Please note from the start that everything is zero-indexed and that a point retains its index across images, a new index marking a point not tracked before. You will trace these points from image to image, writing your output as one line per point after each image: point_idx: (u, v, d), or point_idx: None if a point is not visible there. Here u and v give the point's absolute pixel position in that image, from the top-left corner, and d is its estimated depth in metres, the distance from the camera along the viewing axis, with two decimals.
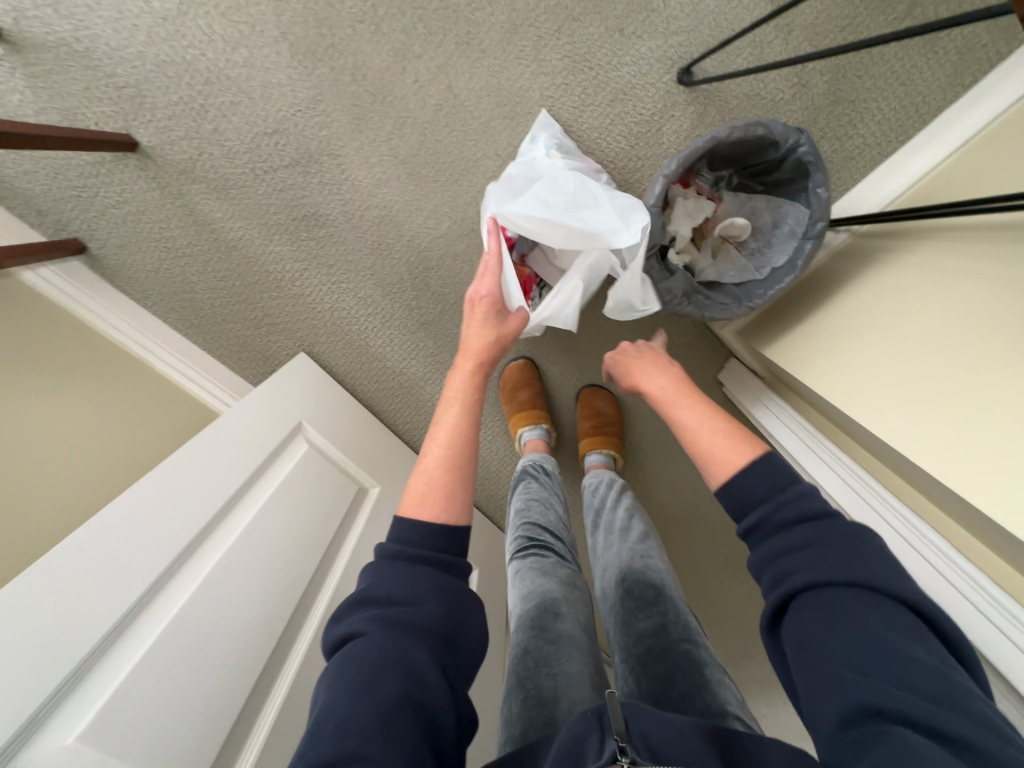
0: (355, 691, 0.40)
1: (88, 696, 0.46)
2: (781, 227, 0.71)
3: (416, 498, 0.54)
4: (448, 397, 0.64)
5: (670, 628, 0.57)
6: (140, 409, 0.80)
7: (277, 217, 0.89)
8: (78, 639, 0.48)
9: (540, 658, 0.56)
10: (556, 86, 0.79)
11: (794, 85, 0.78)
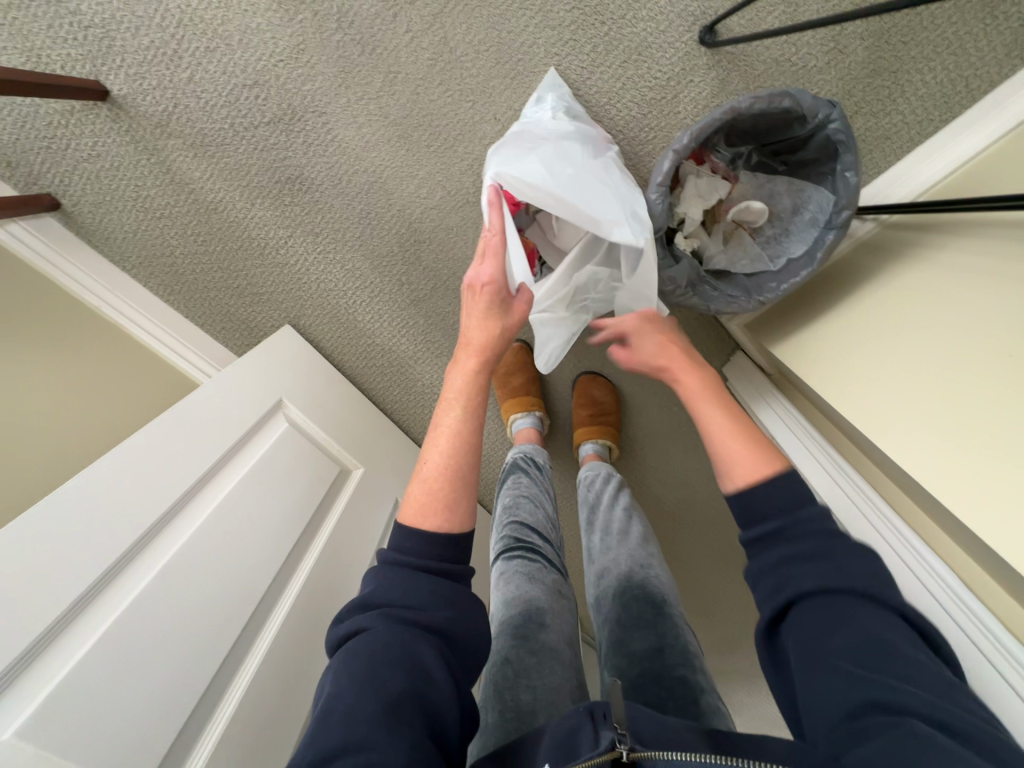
0: (359, 685, 0.44)
1: (45, 670, 0.44)
2: (803, 214, 0.64)
3: (417, 509, 0.56)
4: (448, 399, 0.63)
5: (666, 652, 0.57)
6: (115, 378, 0.77)
7: (260, 180, 0.83)
8: (35, 612, 0.45)
9: (520, 668, 0.57)
10: (563, 42, 0.71)
11: (830, 51, 0.70)
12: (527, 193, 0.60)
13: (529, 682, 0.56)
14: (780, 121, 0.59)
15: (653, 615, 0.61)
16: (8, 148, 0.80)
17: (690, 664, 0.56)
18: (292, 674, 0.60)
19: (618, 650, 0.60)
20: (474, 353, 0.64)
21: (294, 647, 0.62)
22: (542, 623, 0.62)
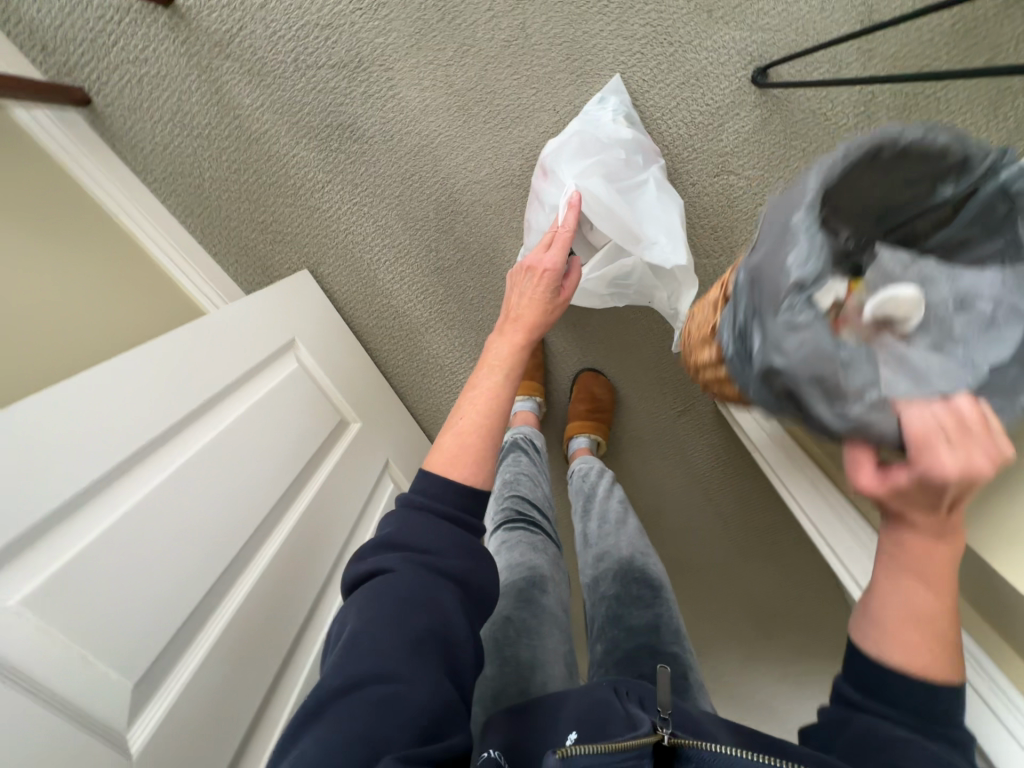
0: (386, 622, 0.47)
1: (63, 540, 0.42)
2: (973, 308, 0.38)
3: (449, 457, 0.58)
4: (491, 364, 0.65)
5: (661, 629, 0.63)
6: (122, 288, 0.74)
7: (310, 121, 0.83)
8: (63, 477, 0.44)
9: (521, 628, 0.63)
10: (632, 54, 0.76)
11: (860, 113, 0.78)
12: (597, 206, 0.69)
13: (532, 641, 0.61)
14: (917, 178, 0.40)
15: (650, 596, 0.66)
16: (48, 31, 0.77)
17: (680, 641, 0.62)
18: (291, 606, 0.60)
19: (614, 626, 0.64)
20: (524, 326, 0.67)
21: (293, 581, 0.62)
22: (542, 588, 0.67)
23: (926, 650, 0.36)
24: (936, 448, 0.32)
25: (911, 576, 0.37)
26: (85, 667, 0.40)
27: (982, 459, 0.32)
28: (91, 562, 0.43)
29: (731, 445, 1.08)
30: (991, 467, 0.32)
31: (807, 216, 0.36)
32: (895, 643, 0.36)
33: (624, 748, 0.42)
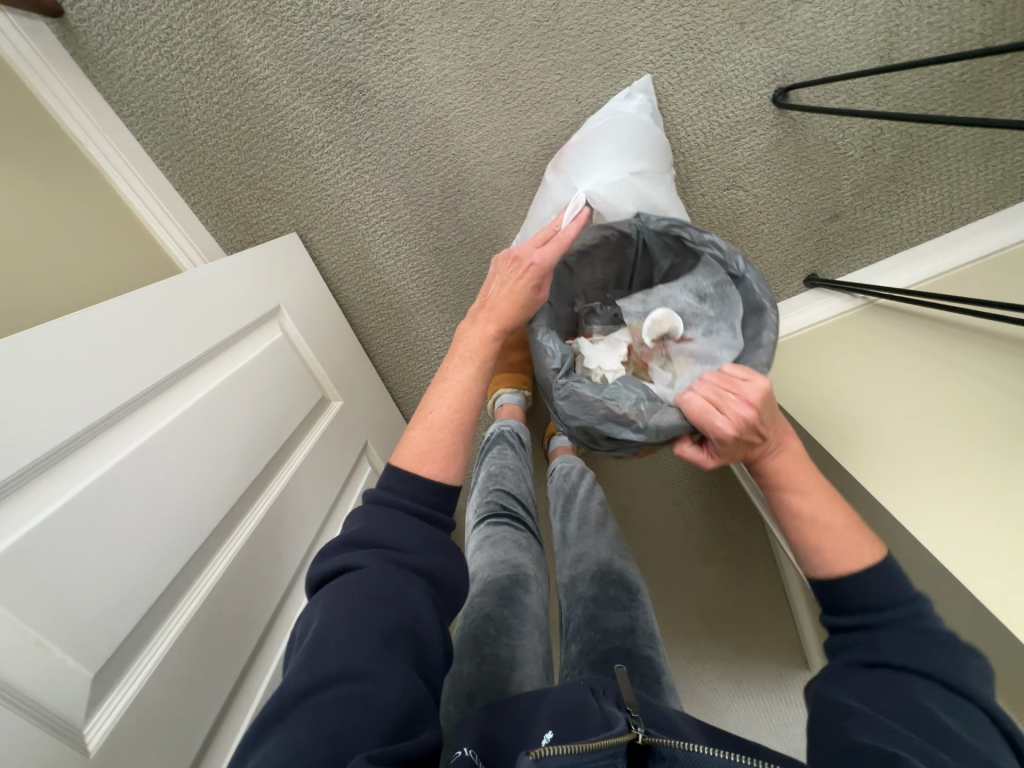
0: (355, 618, 0.45)
1: (29, 509, 0.38)
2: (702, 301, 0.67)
3: (418, 454, 0.56)
4: (464, 357, 0.63)
5: (636, 632, 0.62)
6: (88, 230, 0.67)
7: (316, 74, 0.77)
8: (28, 440, 0.39)
9: (501, 627, 0.62)
10: (661, 55, 0.75)
11: (867, 146, 0.80)
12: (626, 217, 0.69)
13: (510, 641, 0.60)
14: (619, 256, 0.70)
15: (628, 599, 0.66)
16: None
17: (654, 644, 0.62)
18: (262, 592, 0.57)
19: (590, 627, 0.64)
20: (499, 317, 0.64)
21: (266, 564, 0.58)
22: (525, 587, 0.66)
23: (830, 546, 0.42)
24: (711, 420, 0.45)
25: (779, 502, 0.44)
26: (43, 652, 0.36)
27: (745, 399, 0.45)
28: (55, 536, 0.39)
29: None
30: (753, 398, 0.44)
31: (542, 334, 0.64)
32: (812, 559, 0.43)
33: (595, 749, 0.42)
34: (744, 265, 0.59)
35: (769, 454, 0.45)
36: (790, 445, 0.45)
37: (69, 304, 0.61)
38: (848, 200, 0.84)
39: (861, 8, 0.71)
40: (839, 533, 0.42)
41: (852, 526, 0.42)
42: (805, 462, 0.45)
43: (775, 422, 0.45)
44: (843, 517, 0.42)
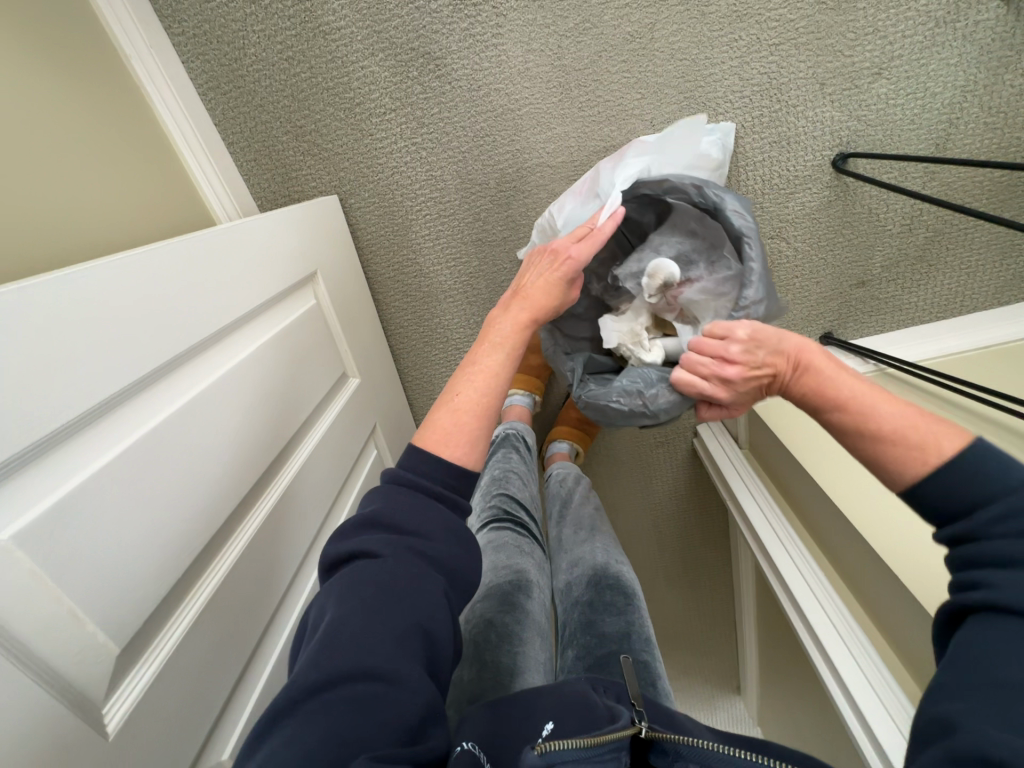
0: (369, 612, 0.42)
1: (64, 466, 0.34)
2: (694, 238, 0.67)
3: (442, 433, 0.54)
4: (496, 342, 0.61)
5: (632, 637, 0.60)
6: (121, 150, 0.61)
7: (394, 38, 0.74)
8: (74, 392, 0.36)
9: (502, 632, 0.59)
10: (741, 98, 0.76)
11: (904, 223, 0.85)
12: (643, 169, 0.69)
13: (514, 647, 0.58)
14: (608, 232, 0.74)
15: (622, 602, 0.64)
16: None
17: (650, 649, 0.60)
18: (274, 573, 0.54)
19: (586, 631, 0.62)
20: (532, 306, 0.64)
21: (277, 542, 0.55)
22: (527, 593, 0.64)
23: (897, 467, 0.42)
24: (710, 389, 0.54)
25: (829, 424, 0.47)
26: (76, 625, 0.33)
27: (728, 359, 0.52)
28: (92, 497, 0.35)
29: (693, 481, 1.14)
30: (734, 356, 0.51)
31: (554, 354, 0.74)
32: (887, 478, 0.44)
33: (602, 743, 0.43)
34: (716, 196, 0.61)
35: (789, 381, 0.50)
36: (811, 365, 0.49)
37: (95, 230, 0.55)
38: (877, 272, 0.89)
39: (930, 95, 0.75)
40: (907, 443, 0.42)
41: (912, 423, 0.42)
42: (831, 375, 0.48)
43: (778, 358, 0.50)
44: (903, 415, 0.43)
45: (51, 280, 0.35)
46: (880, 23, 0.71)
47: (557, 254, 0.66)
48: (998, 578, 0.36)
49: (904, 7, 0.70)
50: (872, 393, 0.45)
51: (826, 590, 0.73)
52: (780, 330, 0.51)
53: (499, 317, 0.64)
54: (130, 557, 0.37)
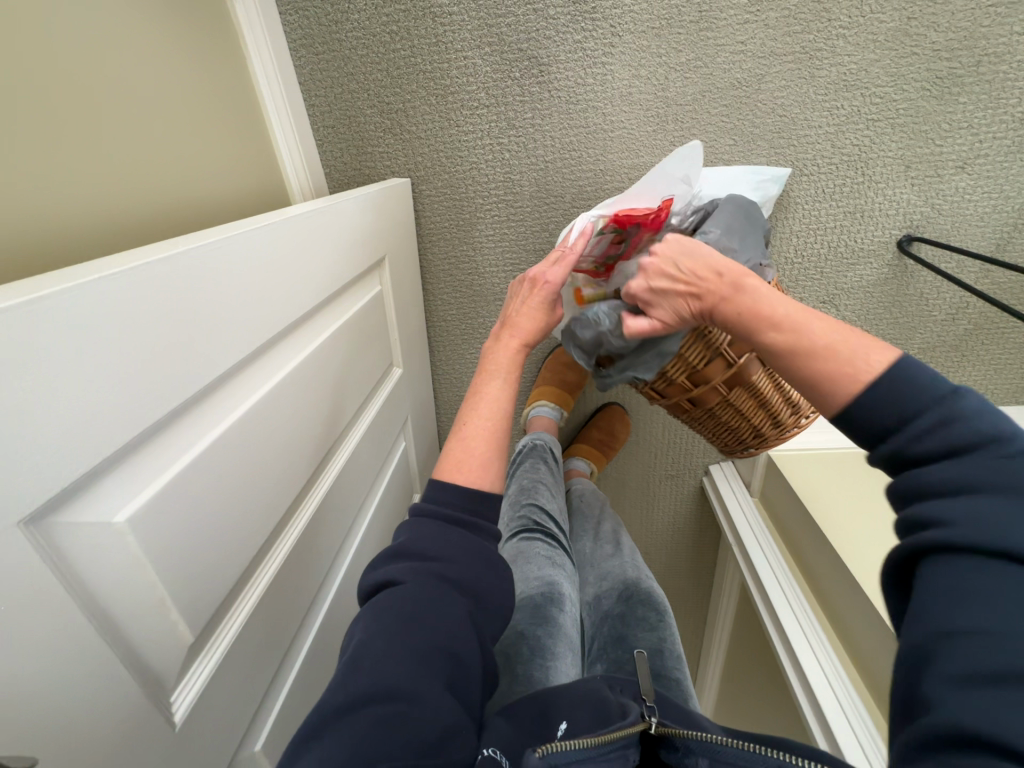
0: (392, 636, 0.43)
1: (170, 448, 0.33)
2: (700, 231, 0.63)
3: (454, 462, 0.57)
4: (491, 373, 0.64)
5: (663, 653, 0.60)
6: (209, 96, 0.58)
7: (505, 34, 0.72)
8: (186, 369, 0.34)
9: (536, 646, 0.59)
10: (827, 165, 0.77)
11: (950, 313, 0.87)
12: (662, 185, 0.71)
13: (546, 661, 0.58)
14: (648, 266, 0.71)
15: (654, 618, 0.64)
16: None
17: (681, 666, 0.60)
18: (316, 562, 0.53)
19: (617, 645, 0.62)
20: (521, 334, 0.65)
21: (324, 529, 0.54)
22: (559, 606, 0.64)
23: (827, 372, 0.41)
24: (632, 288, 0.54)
25: (758, 341, 0.46)
26: (160, 612, 0.31)
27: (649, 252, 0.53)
28: (189, 479, 0.34)
29: (695, 518, 1.16)
30: (655, 251, 0.52)
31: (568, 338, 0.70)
32: (822, 399, 0.42)
33: (608, 742, 0.42)
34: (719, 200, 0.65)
35: (718, 299, 0.49)
36: (743, 284, 0.48)
37: (178, 178, 0.53)
38: (914, 352, 0.92)
39: (1004, 197, 0.77)
40: (837, 356, 0.42)
41: (843, 339, 0.42)
42: (764, 293, 0.47)
43: (695, 264, 0.50)
44: (827, 330, 0.43)
45: (179, 252, 0.34)
46: (976, 120, 0.73)
47: (533, 282, 0.65)
48: (951, 515, 0.34)
49: (1002, 109, 0.72)
50: (789, 301, 0.46)
51: (822, 642, 0.77)
52: (713, 250, 0.50)
53: (490, 348, 0.66)
54: (210, 546, 0.36)
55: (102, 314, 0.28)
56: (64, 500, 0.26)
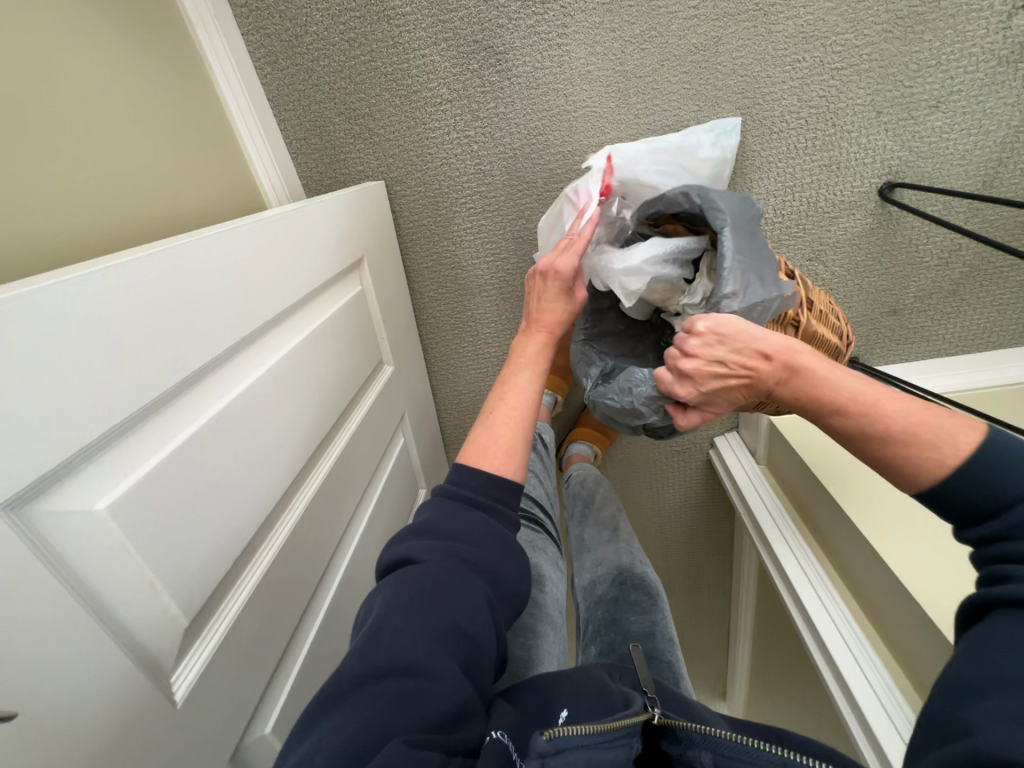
0: (412, 611, 0.42)
1: (147, 442, 0.35)
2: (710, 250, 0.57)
3: (480, 449, 0.55)
4: (519, 365, 0.62)
5: (655, 636, 0.59)
6: (176, 118, 0.61)
7: (459, 28, 0.73)
8: (162, 365, 0.37)
9: (520, 625, 0.60)
10: (796, 120, 0.76)
11: (943, 257, 0.85)
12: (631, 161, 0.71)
13: (529, 639, 0.58)
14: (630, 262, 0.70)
15: (646, 602, 0.64)
16: None
17: (674, 649, 0.59)
18: (316, 554, 0.54)
19: (610, 628, 0.62)
20: (549, 327, 0.65)
21: (321, 526, 0.55)
22: (540, 586, 0.64)
23: (911, 458, 0.44)
24: (679, 390, 0.54)
25: (827, 424, 0.48)
26: (151, 595, 0.33)
27: (686, 352, 0.52)
28: (169, 472, 0.36)
29: (705, 493, 1.15)
30: (694, 350, 0.51)
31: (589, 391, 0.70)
32: (904, 478, 0.45)
33: (612, 728, 0.39)
34: (705, 195, 0.58)
35: (774, 384, 0.50)
36: (797, 363, 0.49)
37: (151, 198, 0.55)
38: (910, 301, 0.90)
39: (984, 132, 0.75)
40: (921, 438, 0.44)
41: (919, 419, 0.44)
42: (821, 372, 0.48)
43: (740, 355, 0.50)
44: (902, 415, 0.45)
45: (142, 256, 0.36)
46: (944, 56, 0.71)
47: (545, 273, 0.64)
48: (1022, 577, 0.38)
49: (971, 42, 0.70)
50: (853, 382, 0.47)
51: (837, 603, 0.75)
52: (751, 329, 0.50)
53: (518, 343, 0.65)
54: (199, 534, 0.38)
55: (70, 314, 0.30)
56: (42, 487, 0.28)
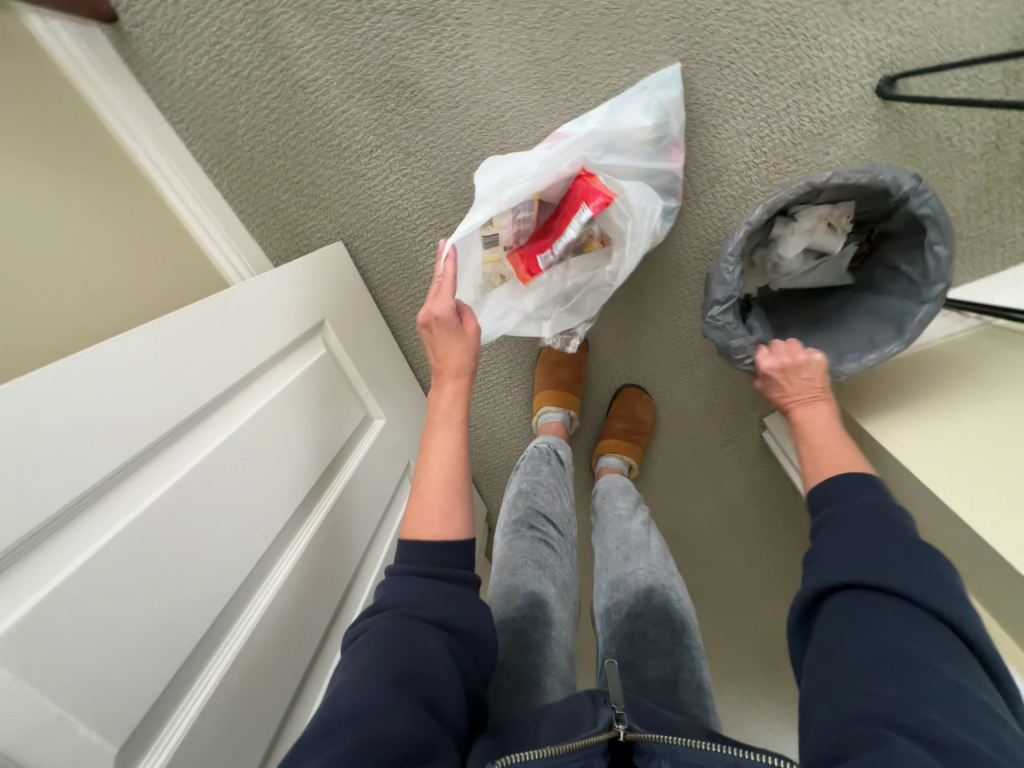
0: (365, 662, 0.40)
1: (49, 566, 0.35)
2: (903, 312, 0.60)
3: (414, 523, 0.51)
4: (434, 422, 0.59)
5: (679, 686, 0.52)
6: (127, 235, 0.65)
7: (368, 76, 0.73)
8: (60, 484, 0.37)
9: (519, 680, 0.53)
10: (747, 43, 0.66)
11: (989, 142, 0.69)
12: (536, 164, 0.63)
13: (530, 696, 0.51)
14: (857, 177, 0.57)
15: (668, 642, 0.55)
16: None
17: (703, 700, 0.51)
18: None
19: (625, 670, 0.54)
20: (452, 374, 0.61)
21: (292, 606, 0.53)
22: (544, 630, 0.56)
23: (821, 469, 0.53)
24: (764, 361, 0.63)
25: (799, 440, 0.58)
26: (63, 726, 0.34)
27: (796, 355, 0.62)
28: (77, 589, 0.36)
29: (770, 482, 0.99)
30: (801, 354, 0.62)
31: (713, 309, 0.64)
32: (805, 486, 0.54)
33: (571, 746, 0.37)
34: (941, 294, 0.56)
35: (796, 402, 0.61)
36: (818, 404, 0.60)
37: (104, 313, 0.59)
38: (960, 205, 0.73)
39: None
40: (837, 464, 0.53)
41: (853, 462, 0.53)
42: (829, 421, 0.59)
43: (812, 381, 0.61)
44: (850, 455, 0.54)
45: (26, 379, 0.36)
46: None
47: (427, 324, 0.61)
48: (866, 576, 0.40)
49: None
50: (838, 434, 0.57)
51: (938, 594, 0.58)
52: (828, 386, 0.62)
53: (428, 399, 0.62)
54: (111, 646, 0.38)
55: None
56: None
